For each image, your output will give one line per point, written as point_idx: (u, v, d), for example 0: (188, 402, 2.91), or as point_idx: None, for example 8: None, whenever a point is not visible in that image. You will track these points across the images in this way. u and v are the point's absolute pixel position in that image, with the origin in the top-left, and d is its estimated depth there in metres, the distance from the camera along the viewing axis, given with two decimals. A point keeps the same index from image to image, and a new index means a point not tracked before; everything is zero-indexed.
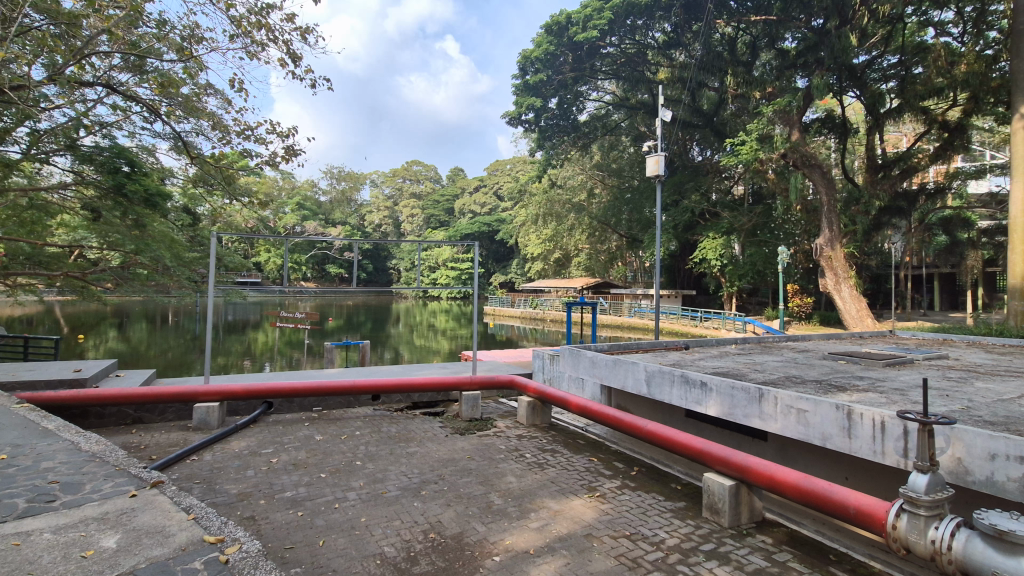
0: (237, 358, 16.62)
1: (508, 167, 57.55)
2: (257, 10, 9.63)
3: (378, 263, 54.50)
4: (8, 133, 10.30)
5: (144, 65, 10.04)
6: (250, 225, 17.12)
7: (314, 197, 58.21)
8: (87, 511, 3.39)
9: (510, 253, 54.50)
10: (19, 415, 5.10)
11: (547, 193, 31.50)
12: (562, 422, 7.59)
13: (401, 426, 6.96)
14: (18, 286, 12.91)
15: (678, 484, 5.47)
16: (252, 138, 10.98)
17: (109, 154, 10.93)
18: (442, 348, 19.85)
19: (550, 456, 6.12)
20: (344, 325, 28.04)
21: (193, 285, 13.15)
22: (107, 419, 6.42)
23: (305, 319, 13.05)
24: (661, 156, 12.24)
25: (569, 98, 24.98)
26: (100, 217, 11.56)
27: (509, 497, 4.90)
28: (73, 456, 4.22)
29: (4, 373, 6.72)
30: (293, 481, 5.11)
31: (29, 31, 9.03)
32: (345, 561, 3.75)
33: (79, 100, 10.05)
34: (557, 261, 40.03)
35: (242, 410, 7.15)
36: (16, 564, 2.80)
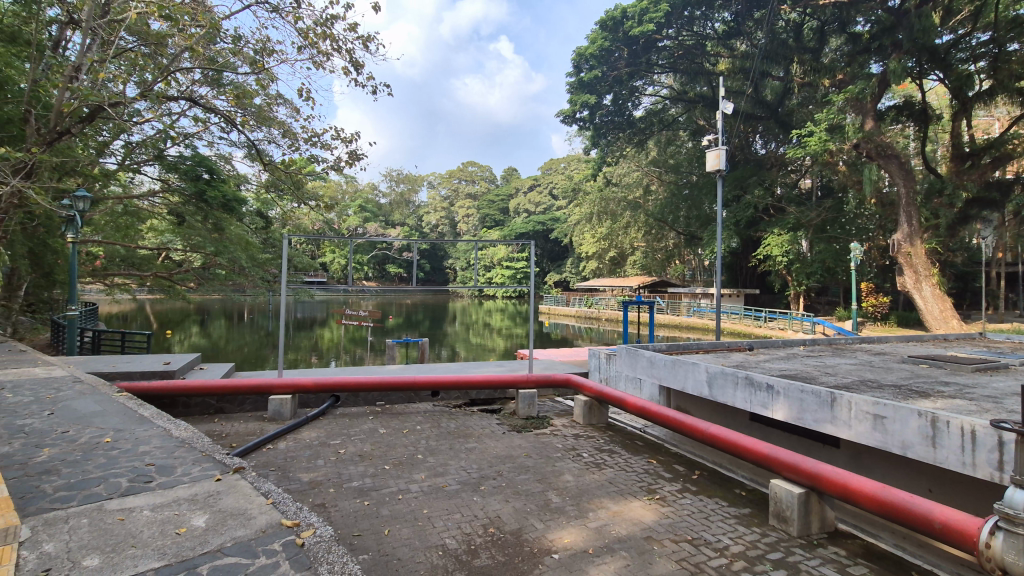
0: (306, 353, 17.47)
1: (563, 166, 57.34)
2: (323, 21, 10.11)
3: (435, 262, 55.75)
4: (107, 146, 11.39)
5: (221, 79, 10.70)
6: (317, 226, 18.00)
7: (374, 200, 60.34)
8: (179, 492, 3.69)
9: (565, 252, 54.22)
10: (118, 402, 5.60)
11: (602, 191, 31.11)
12: (619, 422, 7.49)
13: (459, 422, 7.09)
14: (116, 285, 14.18)
15: (743, 489, 5.28)
16: (318, 144, 11.55)
17: (191, 163, 11.72)
18: (497, 346, 20.04)
19: (608, 456, 6.06)
20: (404, 323, 28.81)
21: (266, 284, 13.99)
22: (192, 408, 6.93)
23: (368, 317, 13.50)
24: (722, 150, 11.79)
25: (624, 94, 24.42)
26: (185, 221, 12.54)
27: (567, 496, 4.90)
28: (165, 441, 4.59)
29: (106, 365, 7.39)
30: (359, 471, 5.34)
31: (125, 52, 9.91)
32: (409, 551, 3.88)
33: (166, 113, 10.90)
34: (612, 259, 39.50)
35: (312, 403, 7.51)
36: (121, 537, 3.09)
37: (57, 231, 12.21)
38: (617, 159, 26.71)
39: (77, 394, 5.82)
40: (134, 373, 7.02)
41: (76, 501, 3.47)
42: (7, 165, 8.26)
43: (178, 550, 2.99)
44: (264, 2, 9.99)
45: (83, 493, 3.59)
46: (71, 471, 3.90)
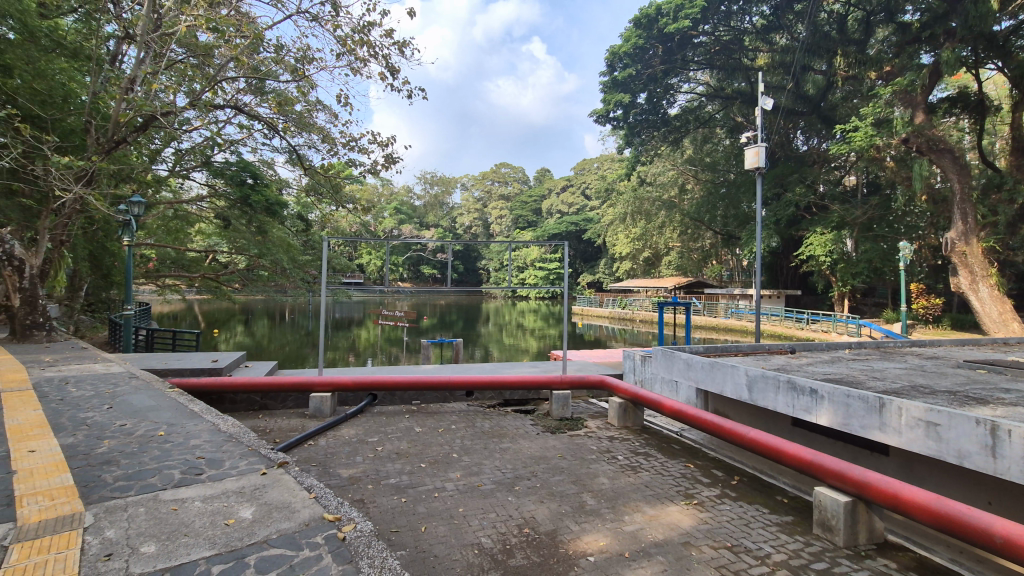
0: (344, 353, 17.89)
1: (596, 166, 56.98)
2: (360, 28, 10.35)
3: (468, 263, 56.19)
4: (158, 154, 11.98)
5: (264, 86, 11.06)
6: (354, 229, 18.45)
7: (409, 202, 61.29)
8: (228, 484, 3.85)
9: (598, 253, 53.75)
10: (171, 398, 5.87)
11: (636, 191, 30.75)
12: (655, 425, 7.38)
13: (494, 422, 7.13)
14: (166, 286, 14.85)
15: (785, 497, 5.13)
16: (355, 148, 11.82)
17: (236, 169, 12.18)
18: (530, 347, 20.03)
19: (644, 459, 5.98)
20: (438, 324, 29.17)
21: (306, 285, 14.41)
22: (239, 404, 7.21)
23: (404, 317, 13.71)
24: (761, 148, 11.43)
25: (659, 92, 24.00)
26: (230, 225, 13.05)
27: (602, 498, 4.87)
28: (213, 436, 4.78)
29: (159, 362, 7.76)
30: (396, 469, 5.44)
31: (175, 64, 10.39)
32: (445, 548, 3.93)
33: (213, 121, 11.37)
34: (647, 260, 38.94)
35: (350, 401, 7.69)
36: (175, 526, 3.25)
37: (114, 235, 12.90)
38: (651, 158, 26.29)
39: (132, 389, 6.13)
40: (184, 370, 7.35)
41: (133, 491, 3.66)
42: (69, 173, 8.76)
43: (227, 540, 3.12)
44: (304, 11, 10.29)
45: (140, 483, 3.78)
46: (129, 462, 4.11)
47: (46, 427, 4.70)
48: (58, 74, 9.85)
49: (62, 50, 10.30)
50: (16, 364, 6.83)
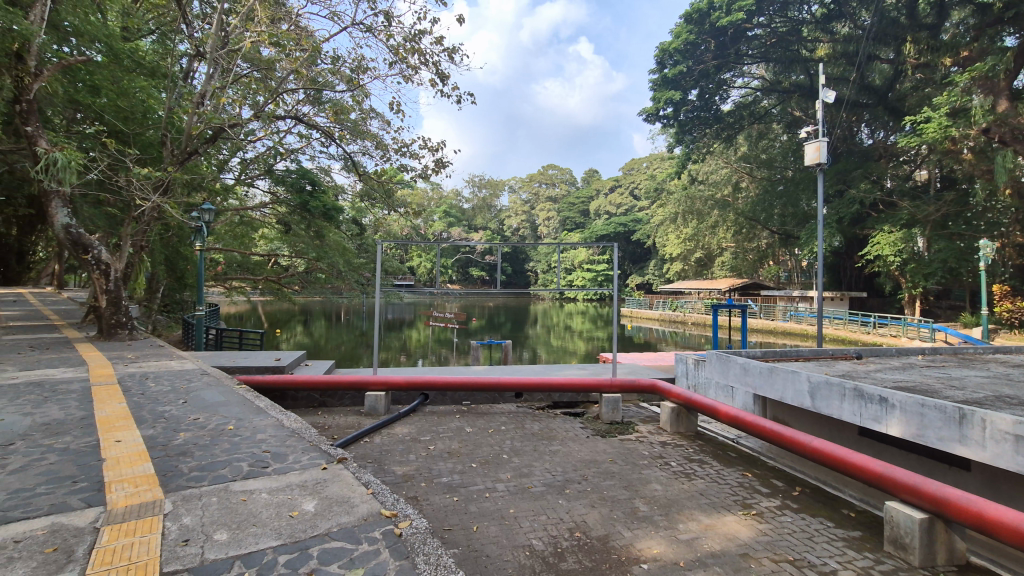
0: (396, 353, 18.40)
1: (645, 165, 55.94)
2: (412, 36, 10.63)
3: (516, 266, 56.44)
4: (226, 163, 12.74)
5: (321, 96, 11.49)
6: (406, 232, 18.92)
7: (457, 205, 62.21)
8: (291, 477, 4.03)
9: (647, 253, 52.71)
10: (238, 394, 6.20)
11: (687, 190, 30.01)
12: (710, 431, 7.16)
13: (543, 424, 7.13)
14: (233, 289, 15.72)
15: (851, 510, 4.86)
16: (407, 153, 12.17)
17: (296, 176, 12.85)
18: (579, 349, 19.86)
19: (698, 466, 5.82)
20: (487, 326, 29.44)
21: (361, 288, 14.91)
22: (300, 401, 7.53)
23: (454, 319, 13.92)
24: (822, 143, 10.84)
25: (711, 88, 23.21)
26: (291, 229, 13.70)
27: (655, 505, 4.76)
28: (278, 431, 5.03)
29: (227, 359, 8.23)
30: (448, 468, 5.54)
31: (241, 78, 11.00)
32: (497, 548, 3.96)
33: (275, 131, 11.94)
34: (699, 261, 37.83)
35: (403, 400, 7.87)
36: (245, 515, 3.44)
37: (187, 241, 13.81)
38: (703, 156, 25.36)
39: (205, 385, 6.53)
40: (250, 368, 7.77)
41: (207, 481, 3.89)
42: (148, 183, 9.44)
43: (292, 531, 3.26)
44: (359, 23, 10.69)
45: (212, 474, 4.02)
46: (202, 454, 4.38)
47: (130, 419, 5.08)
48: (139, 92, 10.62)
49: (142, 69, 11.14)
50: (104, 361, 7.41)
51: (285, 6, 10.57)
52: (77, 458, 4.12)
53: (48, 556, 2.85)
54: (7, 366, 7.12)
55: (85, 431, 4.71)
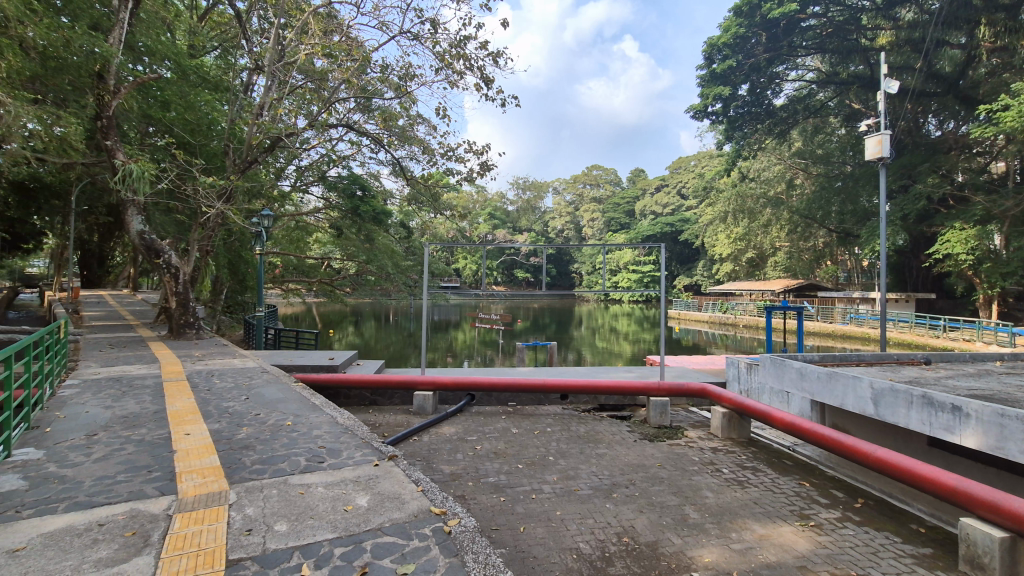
0: (443, 354, 18.71)
1: (693, 163, 54.47)
2: (458, 43, 10.81)
3: (561, 267, 56.22)
4: (282, 171, 13.35)
5: (371, 104, 11.81)
6: (451, 235, 19.20)
7: (502, 207, 62.62)
8: (345, 473, 4.18)
9: (695, 254, 51.33)
10: (295, 391, 6.48)
11: (738, 188, 29.06)
12: (764, 438, 6.91)
13: (589, 426, 7.08)
14: (289, 291, 16.41)
15: (921, 526, 4.57)
16: (452, 157, 12.38)
17: (347, 182, 13.33)
18: (624, 352, 19.54)
19: (752, 474, 5.62)
20: (532, 327, 29.47)
21: (409, 289, 15.26)
22: (352, 399, 7.77)
23: (499, 321, 14.02)
24: (884, 136, 10.23)
25: (763, 82, 22.32)
26: (343, 233, 14.27)
27: (707, 513, 4.63)
28: (332, 427, 5.21)
29: (284, 358, 8.60)
30: (495, 468, 5.59)
31: (295, 89, 11.49)
32: (544, 550, 3.97)
33: (328, 140, 12.41)
34: (750, 261, 36.53)
35: (450, 400, 7.98)
36: (302, 508, 3.58)
37: (248, 245, 14.56)
38: (754, 153, 24.47)
39: (264, 382, 6.86)
40: (306, 366, 8.09)
41: (267, 474, 4.08)
42: (212, 191, 10.00)
43: (346, 525, 3.37)
44: (406, 31, 10.96)
45: (273, 467, 4.21)
46: (264, 448, 4.59)
47: (198, 414, 5.40)
48: (204, 105, 11.33)
49: (206, 84, 11.80)
50: (174, 359, 7.90)
51: (337, 18, 10.97)
52: (152, 449, 4.42)
53: (128, 539, 3.07)
54: (91, 362, 7.71)
55: (158, 424, 5.05)
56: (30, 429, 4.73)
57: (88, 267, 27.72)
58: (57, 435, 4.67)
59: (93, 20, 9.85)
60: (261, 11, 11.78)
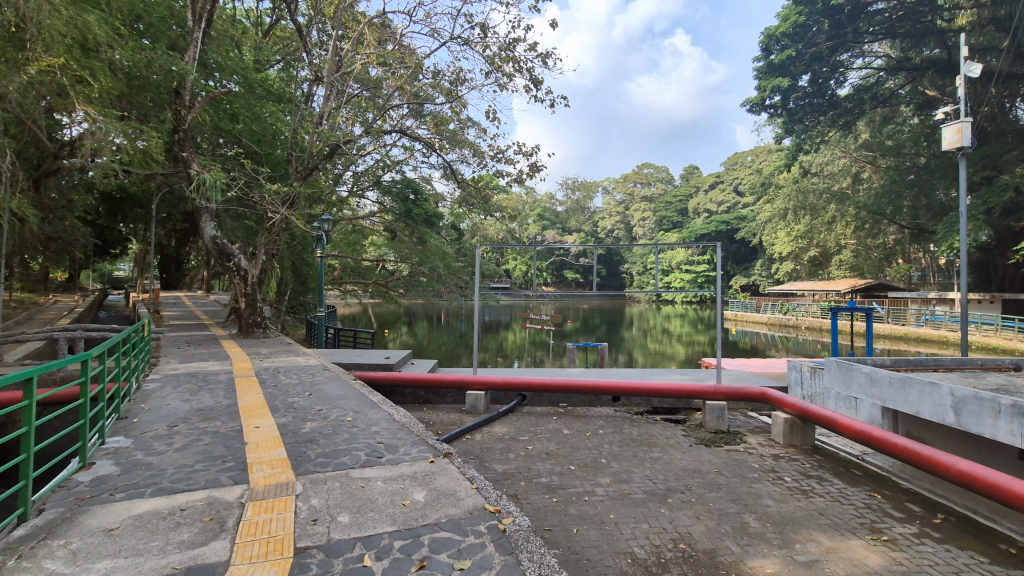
0: (493, 354, 18.91)
1: (751, 159, 52.44)
2: (507, 45, 10.89)
3: (610, 268, 55.50)
4: (340, 177, 13.91)
5: (423, 110, 12.06)
6: (501, 236, 19.36)
7: (551, 208, 62.56)
8: (403, 468, 4.31)
9: (753, 253, 49.36)
10: (354, 388, 6.74)
11: (799, 183, 27.73)
12: (830, 446, 6.56)
13: (642, 429, 6.95)
14: (346, 292, 17.04)
15: (1010, 547, 4.21)
16: (502, 159, 12.50)
17: (401, 187, 13.75)
18: (678, 354, 19.05)
19: (817, 483, 5.36)
20: (582, 328, 29.30)
21: (460, 290, 15.54)
22: (407, 397, 8.00)
23: (550, 321, 14.02)
24: (965, 123, 9.46)
25: (826, 72, 21.08)
26: (397, 236, 14.80)
27: (768, 522, 4.46)
28: (389, 424, 5.39)
29: (344, 356, 8.97)
30: (547, 468, 5.59)
31: (353, 98, 11.96)
32: (598, 553, 3.95)
33: (383, 146, 12.80)
34: (813, 260, 34.78)
35: (501, 400, 8.03)
36: (363, 501, 3.72)
37: (310, 248, 15.25)
38: (817, 146, 23.24)
39: (326, 379, 7.17)
40: (363, 364, 8.40)
41: (330, 467, 4.26)
42: (277, 198, 10.55)
43: (405, 518, 3.48)
44: (457, 37, 11.15)
45: (335, 461, 4.39)
46: (326, 442, 4.80)
47: (266, 408, 5.71)
48: (268, 116, 11.97)
49: (270, 96, 12.45)
50: (243, 356, 8.38)
51: (391, 28, 11.32)
52: (226, 440, 4.72)
53: (206, 524, 3.29)
54: (172, 358, 8.32)
55: (231, 416, 5.38)
56: (121, 419, 5.16)
57: (167, 270, 29.81)
58: (143, 425, 5.06)
59: (170, 40, 10.58)
60: (320, 24, 12.30)
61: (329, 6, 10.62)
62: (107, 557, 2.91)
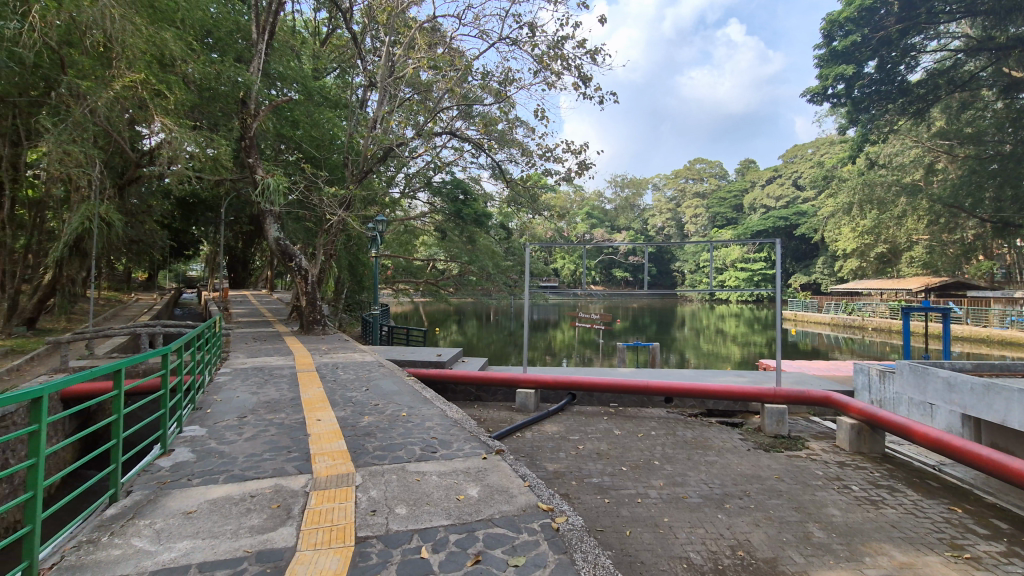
0: (542, 353, 18.89)
1: (812, 151, 50.04)
2: (556, 43, 10.86)
3: (661, 266, 54.29)
4: (393, 179, 14.31)
5: (472, 111, 12.20)
6: (549, 234, 19.33)
7: (599, 206, 61.94)
8: (456, 463, 4.39)
9: (814, 250, 46.98)
10: (408, 384, 6.93)
11: (865, 176, 26.16)
12: (902, 454, 6.17)
13: (697, 432, 6.78)
14: (399, 291, 17.48)
15: None
16: (550, 158, 12.47)
17: (451, 187, 14.01)
18: (733, 355, 18.42)
19: (888, 493, 5.05)
20: (632, 327, 28.85)
21: (509, 289, 15.65)
22: (458, 394, 8.15)
23: (600, 321, 13.90)
24: None
25: (895, 57, 19.63)
26: (447, 235, 15.11)
27: (834, 532, 4.25)
28: (442, 420, 5.50)
29: (397, 353, 9.22)
30: (598, 469, 5.55)
31: (405, 102, 12.26)
32: (652, 556, 3.88)
33: (434, 147, 13.07)
34: (880, 257, 32.73)
35: (551, 399, 8.02)
36: (419, 494, 3.81)
37: (365, 248, 15.75)
38: (885, 136, 21.78)
39: (381, 375, 7.41)
40: (416, 361, 8.61)
41: (388, 460, 4.40)
42: (334, 200, 10.99)
43: (458, 513, 3.54)
44: (506, 37, 11.22)
45: (392, 454, 4.53)
46: (383, 436, 4.95)
47: (327, 401, 5.96)
48: (327, 122, 12.46)
49: (327, 103, 12.95)
50: (304, 352, 8.77)
51: (441, 31, 11.49)
52: (290, 432, 4.96)
53: (274, 510, 3.47)
54: (240, 353, 8.82)
55: (294, 409, 5.66)
56: (196, 410, 5.53)
57: (234, 270, 31.57)
58: (215, 416, 5.39)
59: (236, 53, 11.15)
60: (373, 31, 12.67)
61: (382, 13, 10.90)
62: (187, 538, 3.12)
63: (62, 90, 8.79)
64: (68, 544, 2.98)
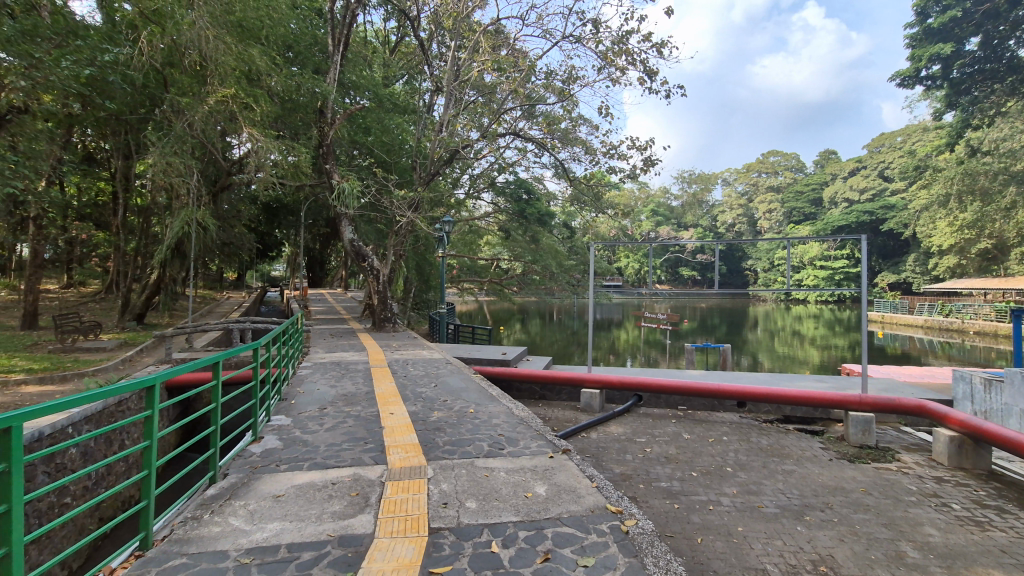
0: (606, 353, 18.66)
1: (902, 139, 46.13)
2: (620, 39, 10.69)
3: (731, 265, 52.08)
4: (458, 181, 14.65)
5: (535, 111, 12.23)
6: (613, 232, 19.00)
7: (665, 204, 60.26)
8: (524, 461, 4.44)
9: (904, 247, 43.32)
10: (475, 382, 7.07)
11: (964, 164, 23.80)
12: (1011, 471, 5.60)
13: (773, 439, 6.45)
14: (464, 290, 17.85)
15: None
16: (614, 156, 12.32)
17: (514, 187, 14.14)
18: (812, 358, 17.35)
19: (995, 514, 4.59)
20: (701, 328, 27.87)
21: (572, 288, 15.61)
22: (523, 392, 8.22)
23: (667, 321, 13.54)
24: None
25: (1002, 31, 17.71)
26: (511, 235, 15.26)
27: (930, 553, 3.92)
28: (509, 417, 5.58)
29: (464, 351, 9.44)
30: (667, 473, 5.43)
31: (470, 104, 12.50)
32: (726, 566, 3.75)
33: (498, 148, 13.24)
34: (983, 254, 29.66)
35: (616, 399, 7.91)
36: (487, 490, 3.89)
37: (432, 249, 16.21)
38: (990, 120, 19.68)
39: (449, 372, 7.60)
40: (482, 359, 8.75)
41: (457, 455, 4.52)
42: (403, 202, 11.38)
43: (526, 510, 3.59)
44: (570, 35, 11.18)
45: (460, 449, 4.64)
46: (452, 431, 5.09)
47: (399, 396, 6.20)
48: (396, 127, 12.95)
49: (397, 109, 13.43)
50: (377, 349, 9.16)
51: (505, 33, 11.62)
52: (366, 424, 5.21)
53: (353, 498, 3.67)
54: (319, 348, 9.36)
55: (369, 402, 5.93)
56: (282, 400, 5.93)
57: (312, 270, 33.46)
58: (298, 407, 5.76)
59: (315, 65, 11.86)
60: (440, 37, 13.02)
61: (447, 19, 11.14)
62: (277, 520, 3.36)
63: (166, 107, 9.66)
64: (176, 519, 3.29)
